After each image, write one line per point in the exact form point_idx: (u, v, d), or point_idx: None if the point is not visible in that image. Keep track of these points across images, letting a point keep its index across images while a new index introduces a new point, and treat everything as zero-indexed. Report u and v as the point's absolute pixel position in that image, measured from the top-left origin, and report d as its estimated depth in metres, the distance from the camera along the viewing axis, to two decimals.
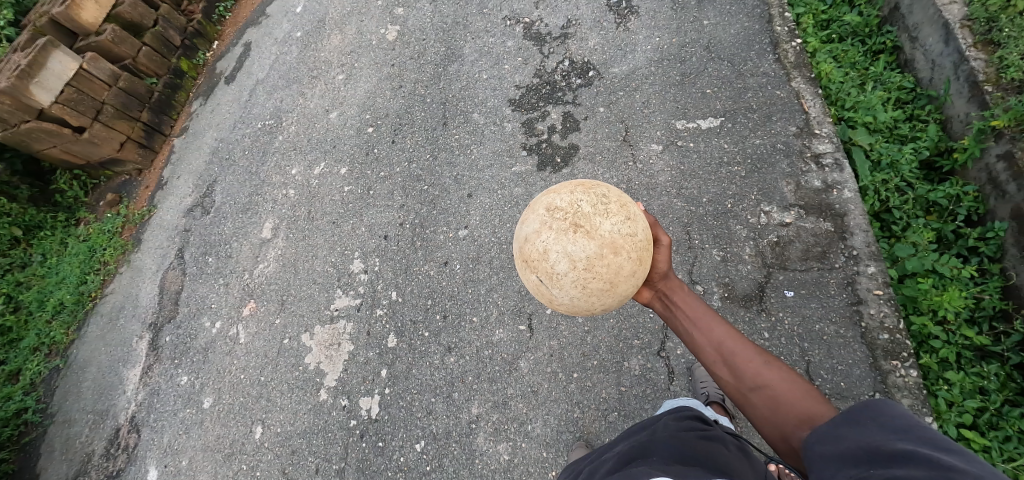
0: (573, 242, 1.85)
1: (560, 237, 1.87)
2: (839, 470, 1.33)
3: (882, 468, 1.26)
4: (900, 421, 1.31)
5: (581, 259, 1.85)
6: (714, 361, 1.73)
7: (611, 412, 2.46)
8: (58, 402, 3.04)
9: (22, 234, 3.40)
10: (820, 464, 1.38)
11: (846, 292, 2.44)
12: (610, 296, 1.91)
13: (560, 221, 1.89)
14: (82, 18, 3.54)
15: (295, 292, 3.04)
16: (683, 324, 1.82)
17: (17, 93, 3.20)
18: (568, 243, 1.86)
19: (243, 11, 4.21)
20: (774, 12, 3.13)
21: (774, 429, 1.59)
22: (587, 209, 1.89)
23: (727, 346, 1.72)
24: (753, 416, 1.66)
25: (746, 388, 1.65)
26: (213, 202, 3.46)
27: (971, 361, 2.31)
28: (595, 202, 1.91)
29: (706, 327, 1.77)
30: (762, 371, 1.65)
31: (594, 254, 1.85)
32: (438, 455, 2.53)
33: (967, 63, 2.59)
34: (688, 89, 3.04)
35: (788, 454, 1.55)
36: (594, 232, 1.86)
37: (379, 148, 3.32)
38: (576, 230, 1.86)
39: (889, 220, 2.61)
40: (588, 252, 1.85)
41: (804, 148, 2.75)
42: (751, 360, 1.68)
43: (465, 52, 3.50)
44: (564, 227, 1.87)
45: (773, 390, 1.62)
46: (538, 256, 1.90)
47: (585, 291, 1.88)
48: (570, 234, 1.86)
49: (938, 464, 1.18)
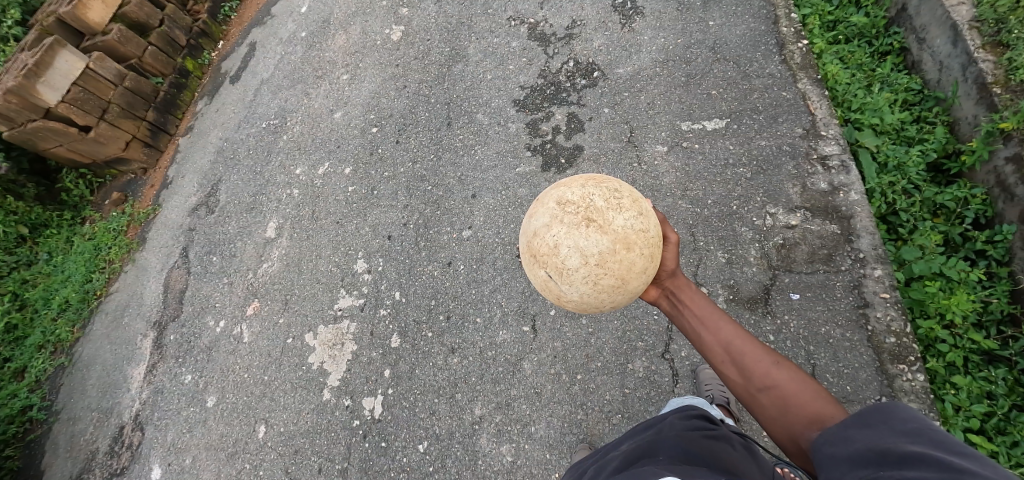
0: (585, 236, 1.84)
1: (572, 231, 1.86)
2: (848, 471, 1.32)
3: (892, 469, 1.25)
4: (911, 425, 1.29)
5: (593, 254, 1.84)
6: (721, 361, 1.71)
7: (614, 415, 2.45)
8: (64, 399, 3.06)
9: (28, 232, 3.42)
10: (829, 465, 1.37)
11: (853, 295, 2.43)
12: (618, 293, 1.90)
13: (571, 214, 1.88)
14: (88, 17, 3.55)
15: (299, 293, 3.04)
16: (691, 324, 1.81)
17: (24, 92, 3.22)
18: (580, 238, 1.84)
19: (247, 12, 4.23)
20: (780, 13, 3.11)
21: (784, 431, 1.57)
22: (600, 203, 1.89)
23: (736, 346, 1.70)
24: (762, 417, 1.63)
25: (754, 389, 1.64)
26: (218, 202, 3.46)
27: (979, 365, 2.29)
28: (607, 197, 1.91)
29: (715, 326, 1.76)
30: (772, 371, 1.63)
31: (607, 250, 1.84)
32: (441, 456, 2.53)
33: (975, 65, 2.58)
34: (694, 89, 3.03)
35: (798, 456, 1.54)
36: (607, 228, 1.85)
37: (383, 148, 3.32)
38: (588, 224, 1.85)
39: (895, 222, 2.59)
40: (600, 247, 1.84)
41: (811, 150, 2.74)
42: (759, 360, 1.66)
43: (469, 52, 3.50)
44: (576, 221, 1.86)
45: (784, 391, 1.60)
46: (549, 251, 1.89)
47: (596, 287, 1.87)
48: (582, 228, 1.85)
49: (949, 467, 1.17)
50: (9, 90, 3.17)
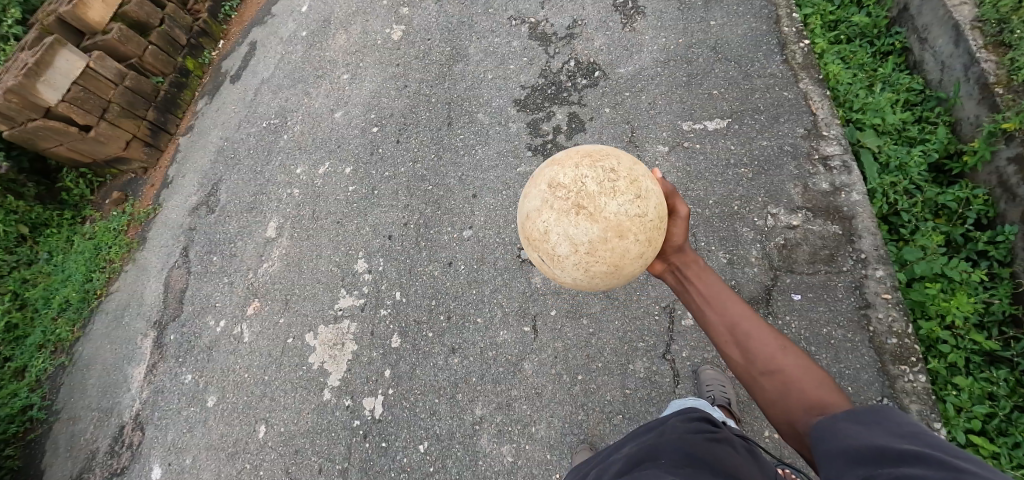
0: (575, 224, 1.84)
1: (561, 218, 1.86)
2: (845, 467, 1.31)
3: (890, 467, 1.24)
4: (905, 426, 1.30)
5: (583, 243, 1.85)
6: (725, 341, 1.71)
7: (615, 415, 2.45)
8: (64, 398, 3.06)
9: (28, 231, 3.42)
10: (824, 461, 1.36)
11: (854, 295, 2.42)
12: (612, 276, 1.94)
13: (562, 200, 1.87)
14: (88, 17, 3.55)
15: (299, 292, 3.04)
16: (699, 303, 1.80)
17: (25, 91, 3.21)
18: (569, 225, 1.85)
19: (248, 11, 4.22)
20: (782, 13, 3.10)
21: (782, 414, 1.57)
22: (593, 188, 1.85)
23: (743, 327, 1.69)
24: (762, 399, 1.64)
25: (756, 370, 1.64)
26: (218, 201, 3.46)
27: (980, 366, 2.29)
28: (601, 180, 1.86)
29: (723, 306, 1.75)
30: (777, 354, 1.62)
31: (597, 238, 1.84)
32: (441, 456, 2.53)
33: (978, 65, 2.57)
34: (695, 89, 3.02)
35: (794, 440, 1.54)
36: (598, 215, 1.83)
37: (384, 148, 3.31)
38: (579, 211, 1.84)
39: (897, 223, 2.59)
40: (591, 235, 1.84)
41: (812, 150, 2.73)
42: (765, 342, 1.65)
43: (469, 52, 3.49)
44: (566, 208, 1.85)
45: (787, 375, 1.59)
46: (541, 237, 1.92)
47: (588, 272, 1.91)
48: (572, 215, 1.84)
49: (949, 465, 1.18)
50: (9, 89, 3.16)
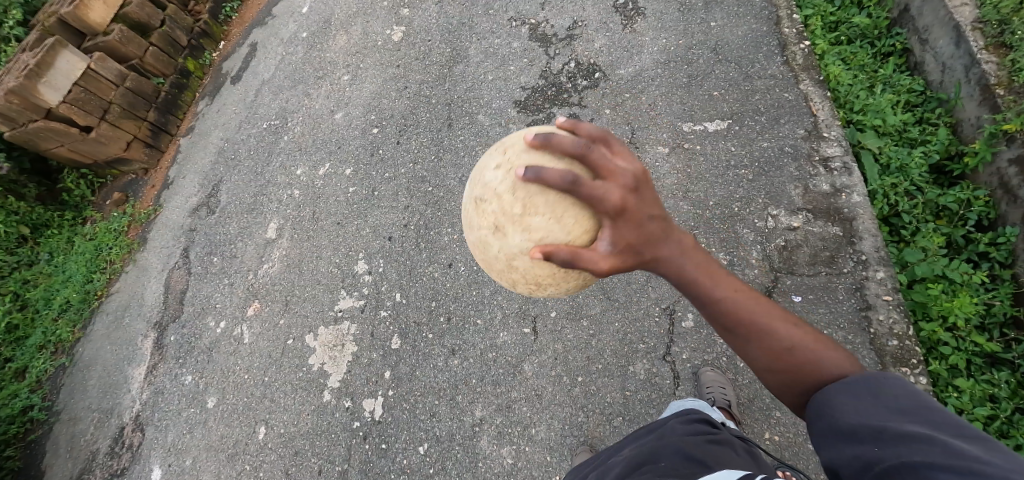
0: (497, 254, 1.68)
1: (484, 249, 1.72)
2: (847, 446, 1.33)
3: (890, 448, 1.26)
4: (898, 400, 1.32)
5: (513, 272, 1.68)
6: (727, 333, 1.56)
7: (615, 417, 2.44)
8: (65, 399, 3.06)
9: (29, 232, 3.42)
10: (825, 437, 1.39)
11: (855, 297, 2.41)
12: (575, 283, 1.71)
13: (479, 230, 1.70)
14: (89, 18, 3.56)
15: (299, 294, 3.04)
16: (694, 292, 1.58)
17: (26, 92, 3.22)
18: (492, 253, 1.70)
19: (248, 13, 4.22)
20: (782, 14, 3.10)
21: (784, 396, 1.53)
22: (499, 214, 1.61)
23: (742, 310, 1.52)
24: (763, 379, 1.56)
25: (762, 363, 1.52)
26: (219, 202, 3.46)
27: (981, 368, 2.28)
28: (508, 203, 1.59)
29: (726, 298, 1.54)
30: (786, 351, 1.49)
31: (522, 268, 1.65)
32: (441, 458, 2.52)
33: (979, 66, 2.56)
34: (695, 91, 3.02)
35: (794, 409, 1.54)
36: (511, 244, 1.61)
37: (384, 149, 3.31)
38: (496, 243, 1.65)
39: (898, 224, 2.58)
40: (515, 264, 1.66)
41: (813, 151, 2.72)
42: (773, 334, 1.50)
43: (470, 53, 3.49)
44: (484, 239, 1.69)
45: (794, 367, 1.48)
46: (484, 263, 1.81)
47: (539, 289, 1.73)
48: (491, 246, 1.67)
49: (948, 447, 1.19)
50: (10, 90, 3.17)
